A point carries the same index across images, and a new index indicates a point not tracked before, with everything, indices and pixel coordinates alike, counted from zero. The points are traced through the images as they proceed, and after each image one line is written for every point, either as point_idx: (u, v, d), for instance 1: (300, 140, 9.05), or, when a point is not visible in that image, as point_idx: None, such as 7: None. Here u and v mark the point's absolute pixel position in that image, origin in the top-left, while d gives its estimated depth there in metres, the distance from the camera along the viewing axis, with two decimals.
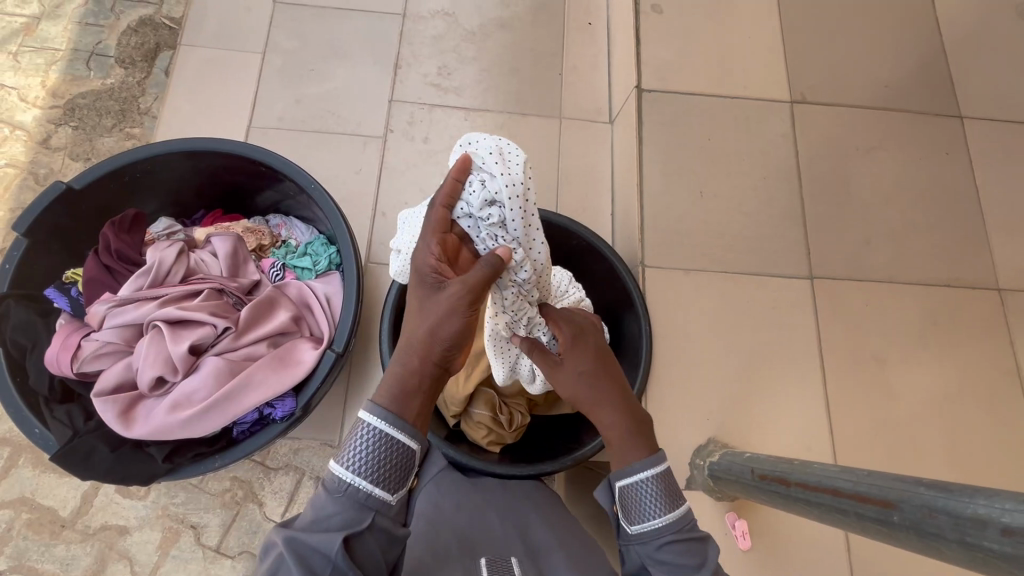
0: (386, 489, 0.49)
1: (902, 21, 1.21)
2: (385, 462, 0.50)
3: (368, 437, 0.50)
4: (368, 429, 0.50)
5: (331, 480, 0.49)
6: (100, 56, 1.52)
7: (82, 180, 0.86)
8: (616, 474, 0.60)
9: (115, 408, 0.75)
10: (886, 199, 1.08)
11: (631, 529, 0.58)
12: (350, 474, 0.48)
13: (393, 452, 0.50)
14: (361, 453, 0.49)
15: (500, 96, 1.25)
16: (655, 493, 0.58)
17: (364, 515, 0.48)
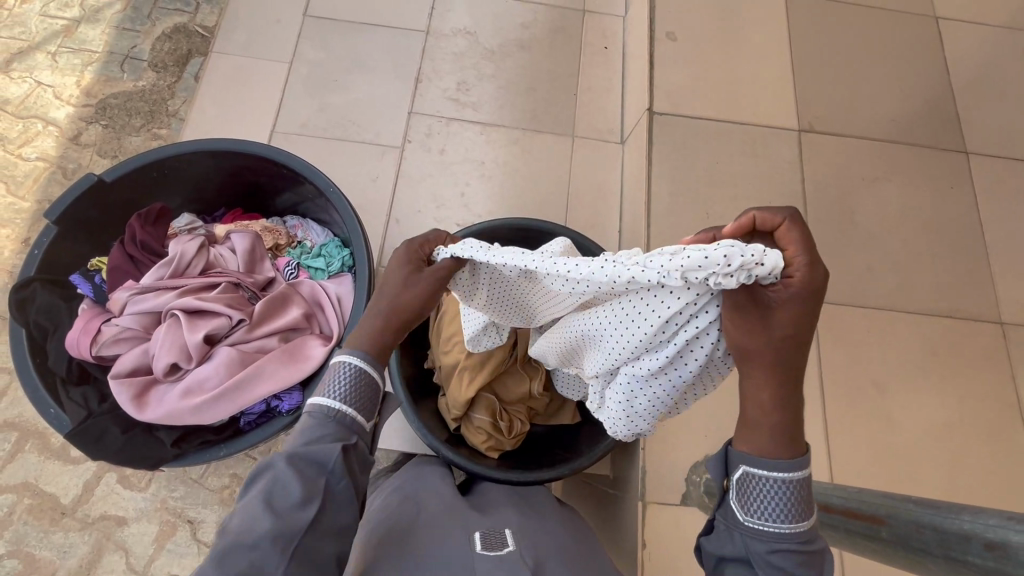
0: (366, 414, 0.53)
1: (910, 57, 1.24)
2: (364, 392, 0.54)
3: (347, 371, 0.54)
4: (347, 363, 0.54)
5: (314, 409, 0.52)
6: (134, 59, 1.59)
7: (112, 173, 0.90)
8: (743, 457, 0.50)
9: (129, 391, 0.77)
10: (890, 230, 1.10)
11: (744, 520, 0.50)
12: (336, 401, 0.52)
13: (369, 383, 0.54)
14: (342, 384, 0.53)
15: (515, 113, 1.29)
16: (787, 498, 0.49)
17: (349, 436, 0.52)
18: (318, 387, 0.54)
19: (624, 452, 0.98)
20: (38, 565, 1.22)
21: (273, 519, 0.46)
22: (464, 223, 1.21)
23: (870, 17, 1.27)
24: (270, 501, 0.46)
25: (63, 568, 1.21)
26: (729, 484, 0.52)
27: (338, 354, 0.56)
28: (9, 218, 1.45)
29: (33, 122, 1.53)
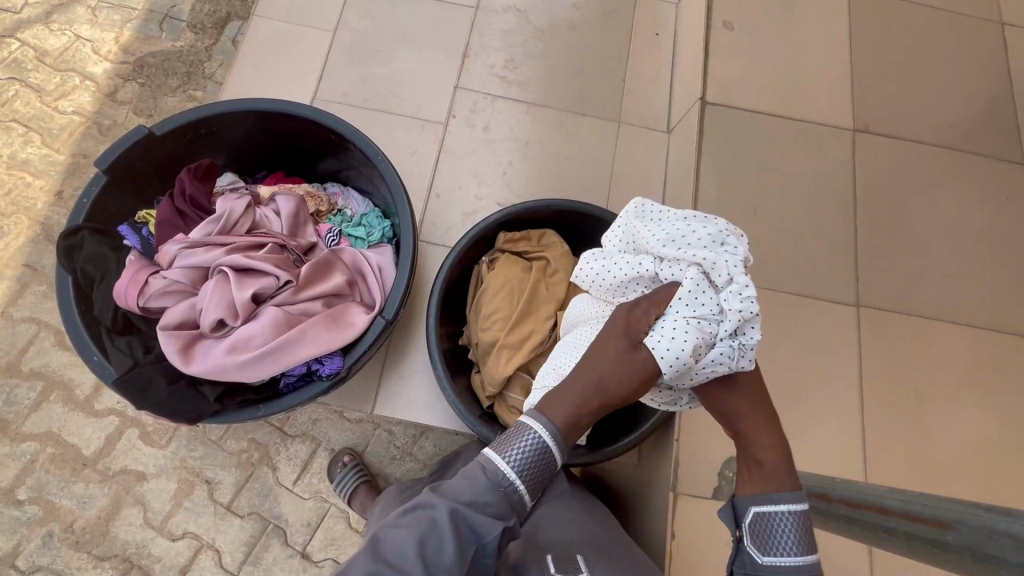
0: (531, 498, 0.51)
1: (973, 62, 1.20)
2: (538, 475, 0.51)
3: (534, 446, 0.51)
4: (539, 438, 0.51)
5: (489, 470, 0.50)
6: (173, 19, 1.58)
7: (163, 126, 0.90)
8: (749, 501, 0.52)
9: (175, 344, 0.77)
10: (940, 239, 1.07)
11: (761, 560, 0.50)
12: (510, 474, 0.50)
13: (547, 467, 0.51)
14: (524, 462, 0.50)
15: (561, 94, 1.27)
16: (793, 528, 0.50)
17: (506, 515, 0.50)
18: (502, 446, 0.51)
19: (654, 443, 0.97)
20: (58, 513, 1.24)
21: (419, 570, 0.46)
22: (503, 204, 1.20)
23: (933, 18, 1.23)
24: (423, 550, 0.47)
25: (83, 518, 1.23)
26: (743, 534, 0.53)
27: (529, 417, 0.53)
28: (44, 170, 1.46)
29: (71, 76, 1.53)
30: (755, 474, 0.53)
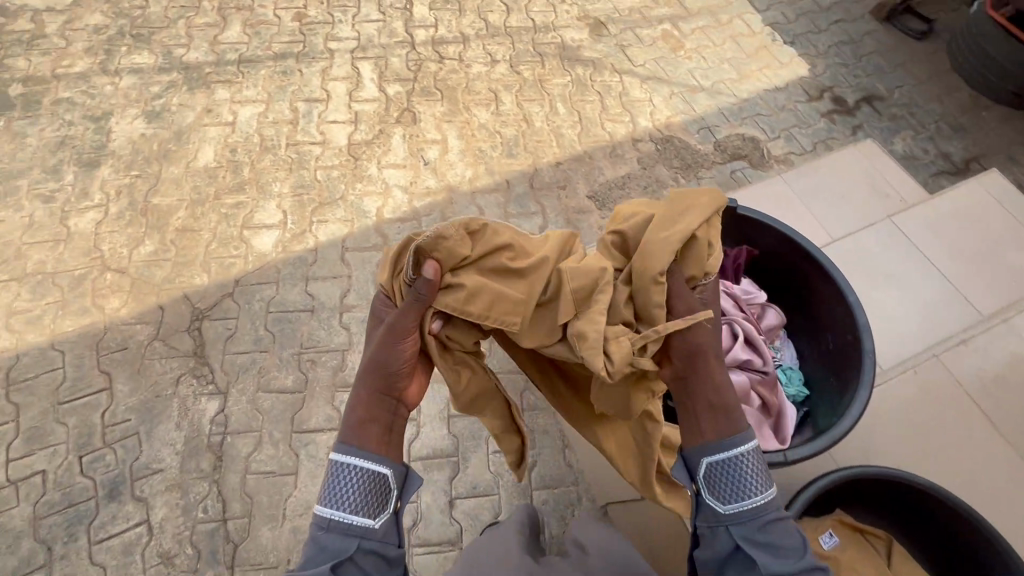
0: (365, 517, 0.86)
1: None
2: (357, 492, 0.87)
3: (344, 476, 0.87)
4: (344, 467, 0.87)
5: (320, 516, 0.85)
6: None
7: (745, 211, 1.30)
8: (703, 453, 0.95)
9: None
10: None
11: (725, 508, 0.92)
12: (336, 515, 0.85)
13: (364, 481, 0.87)
14: (337, 495, 0.86)
15: (996, 421, 1.50)
16: (747, 463, 0.92)
17: (349, 543, 0.84)
18: (322, 500, 0.86)
19: None
20: None
21: None
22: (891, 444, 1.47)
23: None
24: None
25: None
26: (698, 483, 0.96)
27: (335, 456, 0.88)
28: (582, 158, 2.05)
29: None
30: (710, 430, 0.95)
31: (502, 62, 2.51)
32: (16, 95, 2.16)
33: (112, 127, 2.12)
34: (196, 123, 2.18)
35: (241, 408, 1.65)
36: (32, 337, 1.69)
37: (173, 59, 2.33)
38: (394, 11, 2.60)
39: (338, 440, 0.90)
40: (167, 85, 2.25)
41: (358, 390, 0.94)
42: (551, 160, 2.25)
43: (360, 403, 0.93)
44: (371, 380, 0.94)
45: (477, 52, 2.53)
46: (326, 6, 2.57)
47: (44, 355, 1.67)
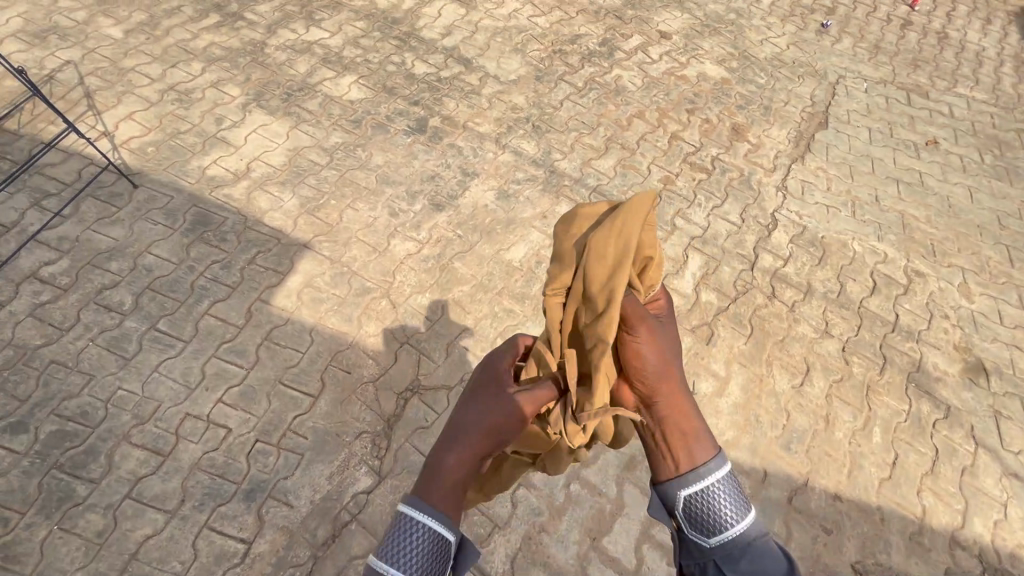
0: None
1: None
2: (424, 557, 0.69)
3: (413, 533, 0.70)
4: (414, 523, 0.70)
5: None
6: None
7: None
8: (679, 485, 0.79)
9: None
10: None
11: (709, 542, 0.78)
12: None
13: (434, 546, 0.70)
14: (400, 559, 0.68)
15: None
16: (729, 491, 0.79)
17: None
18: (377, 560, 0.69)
19: None
20: None
21: None
22: None
23: None
24: None
25: None
26: (678, 519, 0.81)
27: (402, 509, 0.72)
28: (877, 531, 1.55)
29: None
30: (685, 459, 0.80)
31: (836, 339, 2.13)
32: (432, 125, 2.59)
33: (470, 187, 2.38)
34: (527, 221, 2.31)
35: (383, 503, 1.58)
36: (306, 313, 1.91)
37: (547, 160, 2.55)
38: (755, 223, 2.45)
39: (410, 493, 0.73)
40: (529, 177, 2.46)
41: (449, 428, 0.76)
42: (830, 487, 1.78)
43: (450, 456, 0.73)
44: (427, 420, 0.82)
45: (814, 312, 2.20)
46: (695, 185, 2.56)
47: (302, 335, 1.87)
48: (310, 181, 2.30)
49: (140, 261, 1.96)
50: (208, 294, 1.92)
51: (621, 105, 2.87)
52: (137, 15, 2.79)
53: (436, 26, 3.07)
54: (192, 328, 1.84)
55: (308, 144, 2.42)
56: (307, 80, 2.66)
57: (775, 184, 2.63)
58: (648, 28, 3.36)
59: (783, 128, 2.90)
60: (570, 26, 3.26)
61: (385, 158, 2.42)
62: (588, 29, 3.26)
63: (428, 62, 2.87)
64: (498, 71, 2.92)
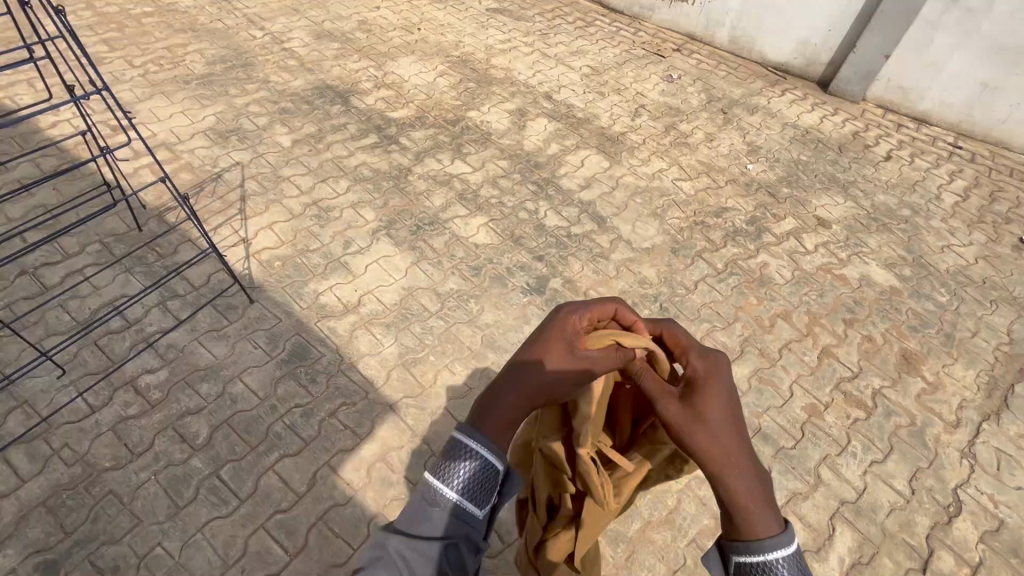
0: (474, 504, 0.92)
1: None
2: (476, 483, 0.92)
3: (463, 463, 0.92)
4: (466, 453, 0.92)
5: (429, 490, 0.93)
6: None
7: None
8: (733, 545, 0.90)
9: None
10: None
11: None
12: (448, 494, 0.92)
13: (484, 472, 0.92)
14: (457, 479, 0.92)
15: None
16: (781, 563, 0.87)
17: (454, 530, 0.91)
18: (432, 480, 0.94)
19: None
20: None
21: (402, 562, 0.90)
22: None
23: None
24: (399, 555, 0.90)
25: None
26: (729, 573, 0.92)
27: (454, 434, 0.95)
28: None
29: None
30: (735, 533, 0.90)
31: None
32: (552, 287, 2.43)
33: None
34: None
35: None
36: (371, 498, 1.70)
37: None
38: (928, 501, 1.92)
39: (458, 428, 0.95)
40: None
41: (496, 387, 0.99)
42: None
43: (509, 398, 0.97)
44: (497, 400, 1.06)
45: None
46: (850, 425, 2.10)
47: (359, 527, 1.64)
48: (414, 329, 2.18)
49: (228, 388, 1.89)
50: (280, 444, 1.79)
51: (765, 300, 2.53)
52: (308, 126, 3.04)
53: (576, 177, 3.01)
54: (252, 485, 1.69)
55: (423, 286, 2.34)
56: (439, 216, 2.66)
57: (959, 447, 2.09)
58: (804, 211, 3.06)
59: (971, 367, 2.37)
60: (716, 196, 3.06)
61: (496, 317, 2.27)
62: (736, 203, 3.04)
63: (561, 214, 2.78)
64: (631, 235, 2.74)
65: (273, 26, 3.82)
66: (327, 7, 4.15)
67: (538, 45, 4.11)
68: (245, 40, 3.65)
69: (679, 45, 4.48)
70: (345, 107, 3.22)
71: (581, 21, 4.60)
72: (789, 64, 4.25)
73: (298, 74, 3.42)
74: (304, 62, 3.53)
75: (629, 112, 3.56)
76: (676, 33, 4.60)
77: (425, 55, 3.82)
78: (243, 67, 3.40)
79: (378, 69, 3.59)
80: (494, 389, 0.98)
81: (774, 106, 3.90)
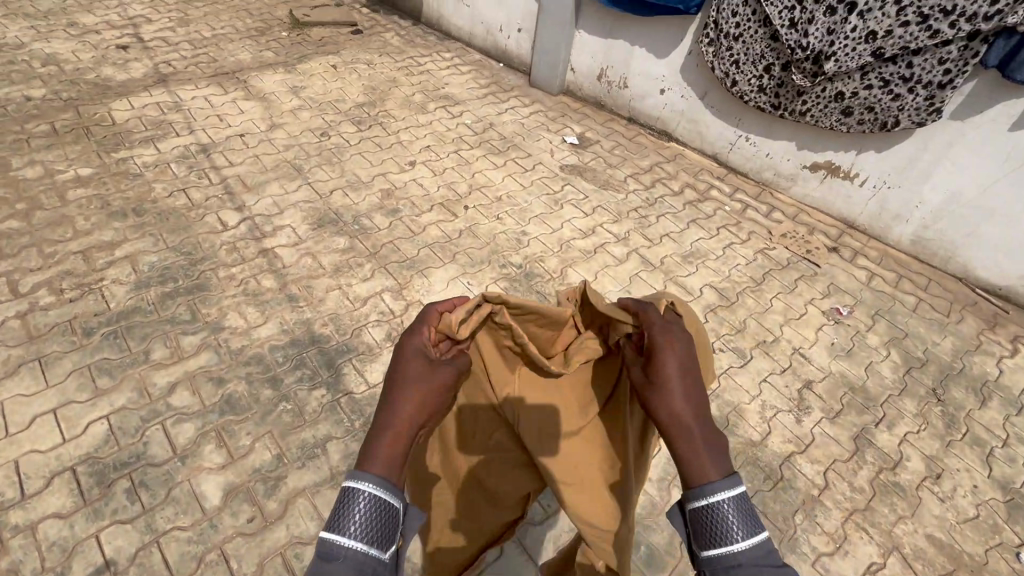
0: (379, 548, 0.75)
1: None
2: (377, 523, 0.75)
3: (365, 505, 0.75)
4: (366, 496, 0.75)
5: (329, 540, 0.73)
6: None
7: None
8: (694, 500, 0.87)
9: None
10: None
11: (703, 552, 0.84)
12: (351, 536, 0.73)
13: (383, 511, 0.76)
14: (360, 519, 0.74)
15: None
16: (732, 515, 0.83)
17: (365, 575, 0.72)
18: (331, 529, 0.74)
19: None
20: None
21: None
22: None
23: None
24: None
25: None
26: (688, 529, 0.88)
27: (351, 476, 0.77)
28: None
29: None
30: (688, 475, 0.89)
31: None
32: None
33: None
34: None
35: None
36: None
37: None
38: None
39: (360, 464, 0.79)
40: None
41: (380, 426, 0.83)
42: None
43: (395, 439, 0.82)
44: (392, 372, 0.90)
45: None
46: None
47: None
48: None
49: None
50: None
51: None
52: (260, 448, 1.78)
53: None
54: None
55: None
56: None
57: None
58: None
59: None
60: None
61: None
62: None
63: None
64: None
65: (257, 205, 2.65)
66: (342, 164, 3.00)
67: (634, 241, 2.84)
68: (209, 230, 2.48)
69: (834, 238, 3.12)
70: (331, 392, 1.96)
71: (689, 188, 3.32)
72: (1017, 289, 2.79)
73: (271, 308, 2.20)
74: (287, 280, 2.32)
75: (790, 402, 2.21)
76: (826, 214, 3.26)
77: (470, 261, 2.56)
78: (190, 292, 2.20)
79: (398, 294, 2.35)
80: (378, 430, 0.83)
81: (1011, 382, 2.45)
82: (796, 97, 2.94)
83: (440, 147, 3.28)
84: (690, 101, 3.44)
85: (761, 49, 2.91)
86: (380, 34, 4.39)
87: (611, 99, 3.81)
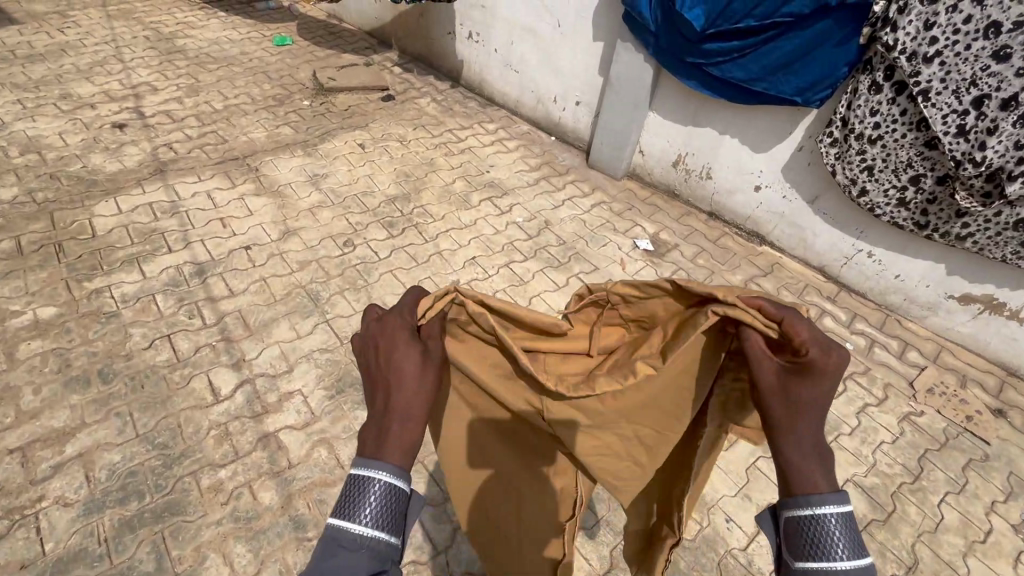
0: (393, 533, 0.70)
1: None
2: (390, 505, 0.69)
3: (376, 489, 0.69)
4: (375, 479, 0.69)
5: (336, 530, 0.68)
6: None
7: None
8: (791, 513, 0.72)
9: None
10: None
11: (795, 566, 0.70)
12: (361, 525, 0.68)
13: (394, 497, 0.70)
14: (372, 507, 0.68)
15: None
16: (841, 536, 0.68)
17: (377, 565, 0.67)
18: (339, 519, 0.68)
19: None
20: None
21: None
22: None
23: None
24: None
25: None
26: (780, 541, 0.74)
27: (355, 462, 0.71)
28: None
29: None
30: (788, 487, 0.73)
31: None
32: None
33: None
34: None
35: None
36: None
37: None
38: None
39: (363, 451, 0.72)
40: None
41: (388, 406, 0.74)
42: None
43: (400, 425, 0.73)
44: (376, 349, 0.80)
45: None
46: None
47: None
48: None
49: None
50: None
51: None
52: None
53: None
54: None
55: None
56: None
57: None
58: None
59: None
60: None
61: None
62: None
63: None
64: None
65: (258, 361, 2.05)
66: (369, 289, 2.41)
67: None
68: (194, 404, 1.88)
69: (995, 394, 2.41)
70: None
71: None
72: None
73: (269, 546, 1.58)
74: (292, 491, 1.71)
75: None
76: (976, 356, 2.56)
77: None
78: (158, 518, 1.59)
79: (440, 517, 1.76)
80: (385, 409, 0.74)
81: None
82: (953, 218, 2.27)
83: (488, 260, 2.67)
84: (794, 203, 2.79)
85: (908, 156, 2.27)
86: (414, 100, 3.84)
87: (688, 189, 3.17)
